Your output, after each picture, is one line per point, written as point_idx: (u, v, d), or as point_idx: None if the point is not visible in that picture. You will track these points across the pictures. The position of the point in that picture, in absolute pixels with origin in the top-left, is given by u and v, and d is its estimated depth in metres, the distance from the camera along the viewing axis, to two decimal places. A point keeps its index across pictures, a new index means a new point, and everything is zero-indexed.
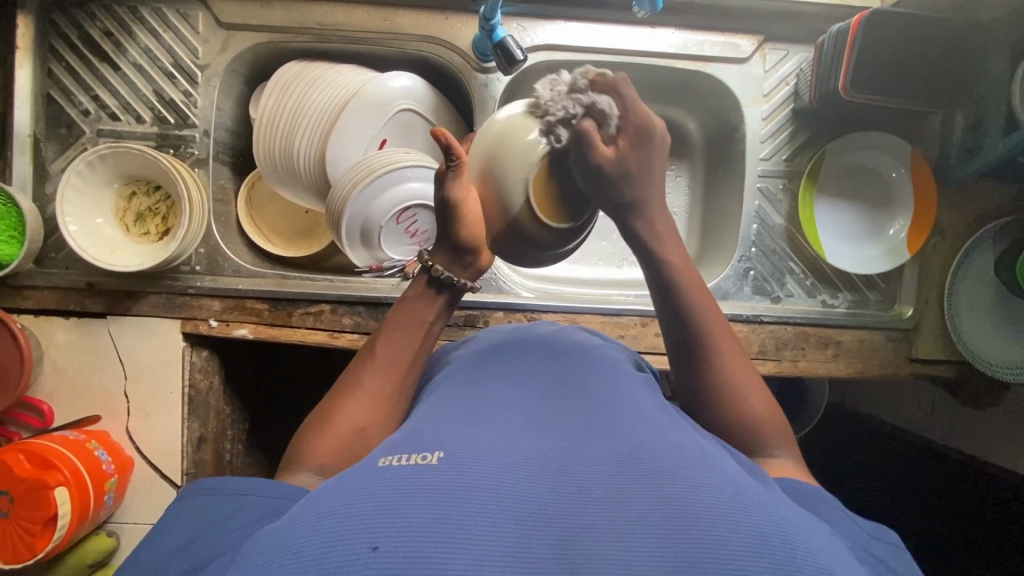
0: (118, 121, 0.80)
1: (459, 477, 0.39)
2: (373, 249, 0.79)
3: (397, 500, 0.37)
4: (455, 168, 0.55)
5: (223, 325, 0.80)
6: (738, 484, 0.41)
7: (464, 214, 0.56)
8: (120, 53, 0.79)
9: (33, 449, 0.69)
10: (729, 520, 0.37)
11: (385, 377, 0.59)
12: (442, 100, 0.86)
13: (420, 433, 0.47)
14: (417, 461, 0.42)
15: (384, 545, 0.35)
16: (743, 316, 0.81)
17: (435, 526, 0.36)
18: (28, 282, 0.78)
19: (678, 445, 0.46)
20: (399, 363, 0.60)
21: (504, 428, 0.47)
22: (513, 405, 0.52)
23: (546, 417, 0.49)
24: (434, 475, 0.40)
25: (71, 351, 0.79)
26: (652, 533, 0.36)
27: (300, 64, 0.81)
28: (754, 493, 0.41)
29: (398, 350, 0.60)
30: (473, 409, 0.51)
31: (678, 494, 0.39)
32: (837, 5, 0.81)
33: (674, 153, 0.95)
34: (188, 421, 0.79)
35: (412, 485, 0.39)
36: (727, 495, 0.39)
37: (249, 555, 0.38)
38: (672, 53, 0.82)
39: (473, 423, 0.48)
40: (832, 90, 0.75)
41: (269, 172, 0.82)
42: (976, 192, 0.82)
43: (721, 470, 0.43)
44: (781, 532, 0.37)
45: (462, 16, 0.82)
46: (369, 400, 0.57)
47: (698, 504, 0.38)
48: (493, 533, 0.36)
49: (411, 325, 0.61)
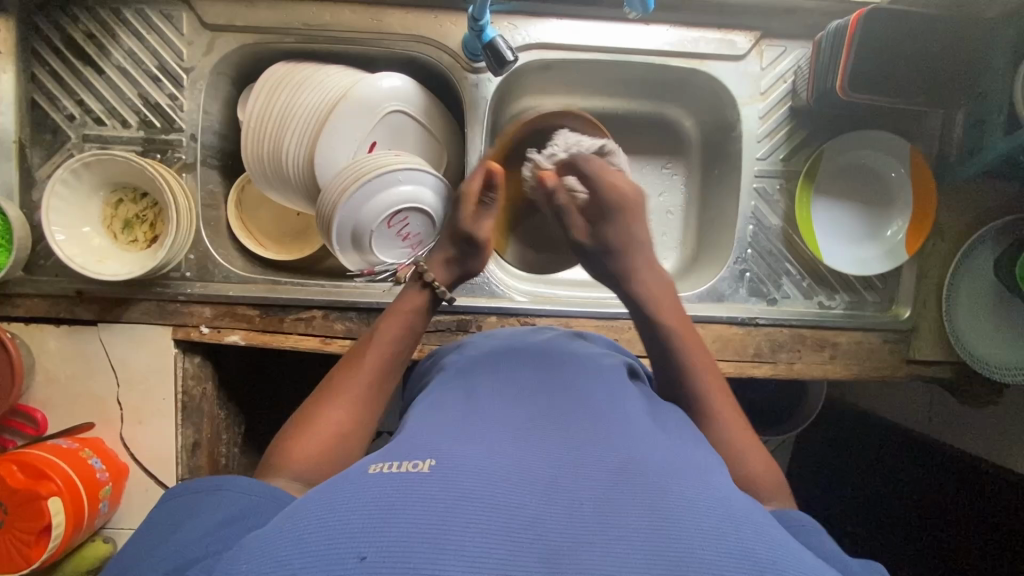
0: (104, 125, 0.79)
1: (450, 485, 0.39)
2: (365, 253, 0.78)
3: (385, 509, 0.37)
4: (490, 207, 0.68)
5: (215, 331, 0.79)
6: (728, 502, 0.41)
7: (485, 243, 0.69)
8: (105, 56, 0.78)
9: (25, 458, 0.69)
10: (719, 538, 0.37)
11: (369, 384, 0.60)
12: (433, 100, 0.85)
13: (409, 441, 0.47)
14: (408, 467, 0.41)
15: (371, 554, 0.34)
16: (738, 318, 0.80)
17: (422, 534, 0.35)
18: (18, 289, 0.78)
19: (667, 456, 0.46)
20: (386, 364, 0.62)
21: (492, 436, 0.47)
22: (504, 411, 0.52)
23: (534, 425, 0.49)
24: (422, 482, 0.39)
25: (63, 359, 0.78)
26: (642, 547, 0.36)
27: (287, 66, 0.80)
28: (743, 512, 0.40)
29: (387, 354, 0.62)
30: (463, 415, 0.51)
31: (669, 506, 0.39)
32: (836, 1, 0.79)
33: (669, 151, 0.94)
34: (182, 428, 0.79)
35: (401, 491, 0.38)
36: (718, 515, 0.39)
37: (236, 559, 0.38)
38: (667, 51, 0.80)
39: (463, 429, 0.48)
40: (830, 90, 0.73)
41: (258, 176, 0.81)
42: (976, 191, 0.81)
43: (713, 486, 0.43)
44: (770, 552, 0.37)
45: (452, 15, 0.80)
46: (351, 408, 0.57)
47: (687, 519, 0.38)
48: (484, 540, 0.35)
49: (403, 330, 0.65)
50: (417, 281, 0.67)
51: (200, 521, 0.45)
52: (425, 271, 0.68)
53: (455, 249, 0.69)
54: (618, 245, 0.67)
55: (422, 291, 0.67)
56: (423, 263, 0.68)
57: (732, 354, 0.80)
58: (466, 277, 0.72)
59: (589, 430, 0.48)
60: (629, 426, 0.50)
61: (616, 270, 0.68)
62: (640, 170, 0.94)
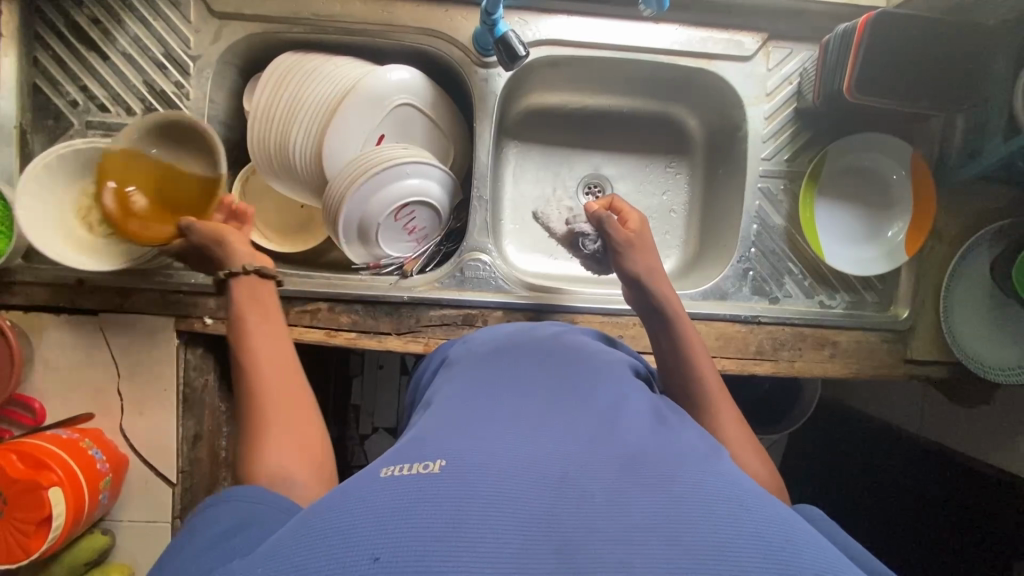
0: (107, 112, 0.77)
1: (462, 485, 0.39)
2: (370, 246, 0.80)
3: (398, 513, 0.37)
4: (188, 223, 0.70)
5: (219, 323, 0.79)
6: (739, 484, 0.41)
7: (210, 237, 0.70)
8: (110, 42, 0.77)
9: (24, 448, 0.68)
10: (730, 524, 0.37)
11: (277, 360, 0.62)
12: (441, 93, 0.84)
13: (422, 440, 0.47)
14: (420, 469, 0.41)
15: (385, 555, 0.34)
16: (741, 316, 0.81)
17: (435, 534, 0.35)
18: (16, 277, 0.76)
19: (676, 448, 0.46)
20: (269, 334, 0.64)
21: (503, 432, 0.47)
22: (512, 407, 0.52)
23: (544, 420, 0.49)
24: (433, 484, 0.39)
25: (62, 349, 0.77)
26: (655, 537, 0.35)
27: (294, 57, 0.79)
28: (754, 495, 0.40)
29: (263, 330, 0.64)
30: (472, 412, 0.51)
31: (683, 496, 0.38)
32: (843, 5, 0.80)
33: (674, 150, 0.95)
34: (183, 420, 0.78)
35: (412, 494, 0.38)
36: (730, 502, 0.39)
37: (255, 561, 0.38)
38: (676, 50, 0.81)
39: (474, 425, 0.48)
40: (837, 92, 0.75)
41: (265, 168, 0.81)
42: (974, 195, 0.82)
43: (721, 472, 0.43)
44: (784, 535, 0.37)
45: (463, 10, 0.80)
46: (276, 386, 0.59)
47: (699, 507, 0.38)
48: (497, 538, 0.35)
49: (256, 303, 0.67)
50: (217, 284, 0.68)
51: (211, 529, 0.45)
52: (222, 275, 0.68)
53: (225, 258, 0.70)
54: (643, 269, 0.74)
55: (234, 281, 0.68)
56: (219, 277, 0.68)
57: (735, 351, 0.81)
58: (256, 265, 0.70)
59: (597, 424, 0.48)
60: (638, 419, 0.50)
61: (643, 293, 0.73)
62: (645, 169, 0.95)
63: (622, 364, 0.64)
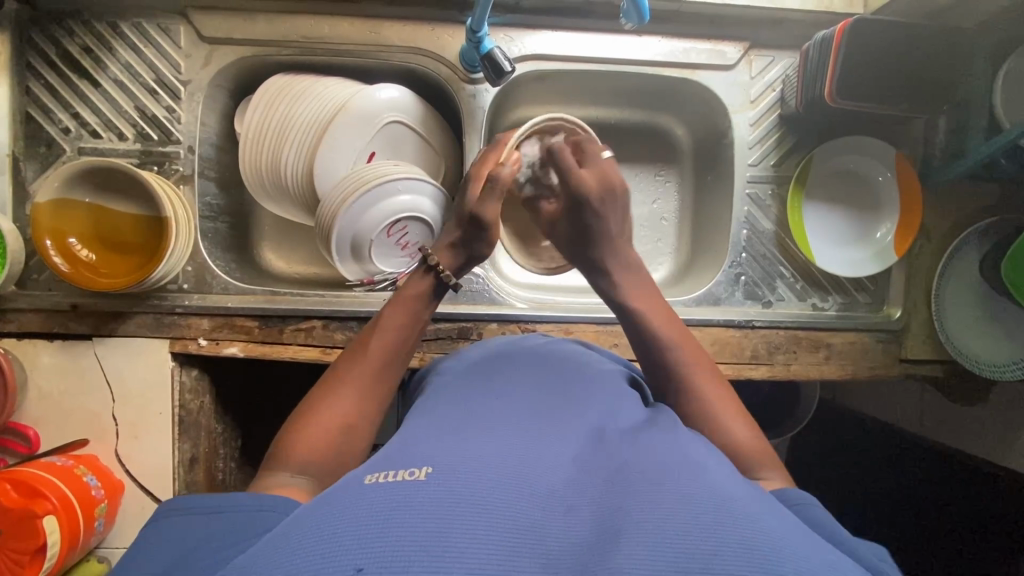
0: (100, 138, 0.78)
1: (447, 492, 0.37)
2: (363, 262, 0.80)
3: (385, 514, 0.36)
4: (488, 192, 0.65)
5: (212, 344, 0.79)
6: (728, 494, 0.40)
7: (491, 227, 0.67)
8: (101, 69, 0.78)
9: (18, 477, 0.67)
10: (723, 534, 0.35)
11: (378, 372, 0.60)
12: (431, 111, 0.86)
13: (406, 450, 0.45)
14: (405, 477, 0.39)
15: (369, 566, 0.32)
16: (735, 321, 0.81)
17: (422, 540, 0.34)
18: (10, 305, 0.77)
19: (669, 456, 0.45)
20: (395, 351, 0.62)
21: (490, 441, 0.45)
22: (500, 417, 0.51)
23: (532, 430, 0.48)
24: (419, 490, 0.38)
25: (56, 375, 0.77)
26: (646, 549, 0.34)
27: (285, 78, 0.80)
28: (750, 507, 0.39)
29: (391, 343, 0.62)
30: (460, 421, 0.50)
31: (672, 506, 0.37)
32: (822, 13, 0.81)
33: (663, 159, 0.96)
34: (179, 443, 0.78)
35: (397, 499, 0.37)
36: (721, 511, 0.37)
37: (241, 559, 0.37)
38: (659, 61, 0.82)
39: (461, 435, 0.47)
40: (818, 96, 0.76)
41: (256, 187, 0.82)
42: (959, 193, 0.83)
43: (709, 480, 0.42)
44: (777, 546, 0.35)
45: (450, 27, 0.81)
46: (355, 398, 0.57)
47: (692, 518, 0.36)
48: (483, 548, 0.34)
49: (407, 321, 0.64)
50: (423, 267, 0.67)
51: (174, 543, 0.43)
52: (435, 262, 0.67)
53: (466, 239, 0.67)
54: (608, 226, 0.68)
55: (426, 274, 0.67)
56: (430, 252, 0.67)
57: (731, 356, 0.81)
58: (468, 264, 0.70)
59: (585, 435, 0.47)
60: (626, 429, 0.49)
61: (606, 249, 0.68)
62: (634, 177, 0.95)
63: (615, 371, 0.64)
